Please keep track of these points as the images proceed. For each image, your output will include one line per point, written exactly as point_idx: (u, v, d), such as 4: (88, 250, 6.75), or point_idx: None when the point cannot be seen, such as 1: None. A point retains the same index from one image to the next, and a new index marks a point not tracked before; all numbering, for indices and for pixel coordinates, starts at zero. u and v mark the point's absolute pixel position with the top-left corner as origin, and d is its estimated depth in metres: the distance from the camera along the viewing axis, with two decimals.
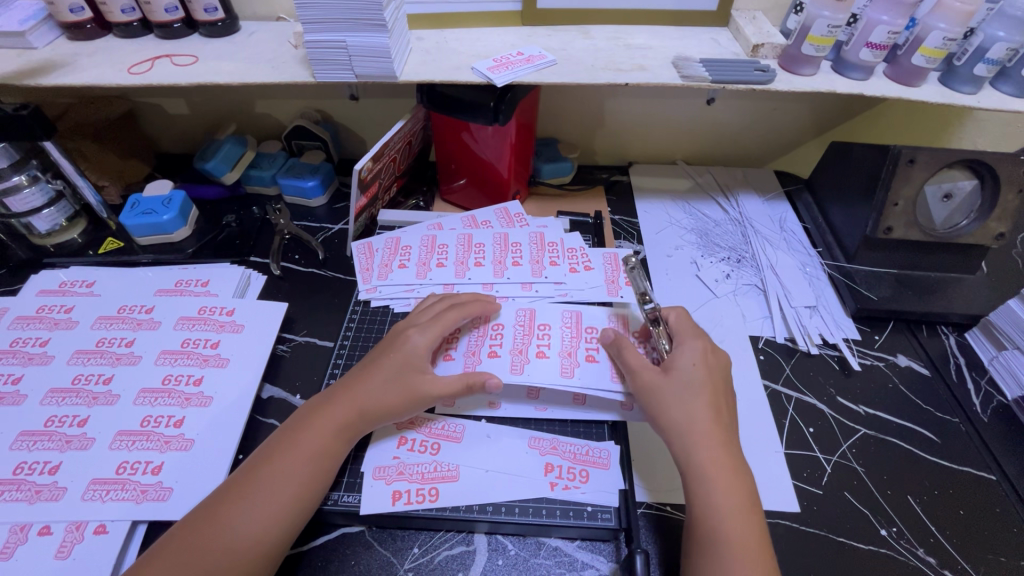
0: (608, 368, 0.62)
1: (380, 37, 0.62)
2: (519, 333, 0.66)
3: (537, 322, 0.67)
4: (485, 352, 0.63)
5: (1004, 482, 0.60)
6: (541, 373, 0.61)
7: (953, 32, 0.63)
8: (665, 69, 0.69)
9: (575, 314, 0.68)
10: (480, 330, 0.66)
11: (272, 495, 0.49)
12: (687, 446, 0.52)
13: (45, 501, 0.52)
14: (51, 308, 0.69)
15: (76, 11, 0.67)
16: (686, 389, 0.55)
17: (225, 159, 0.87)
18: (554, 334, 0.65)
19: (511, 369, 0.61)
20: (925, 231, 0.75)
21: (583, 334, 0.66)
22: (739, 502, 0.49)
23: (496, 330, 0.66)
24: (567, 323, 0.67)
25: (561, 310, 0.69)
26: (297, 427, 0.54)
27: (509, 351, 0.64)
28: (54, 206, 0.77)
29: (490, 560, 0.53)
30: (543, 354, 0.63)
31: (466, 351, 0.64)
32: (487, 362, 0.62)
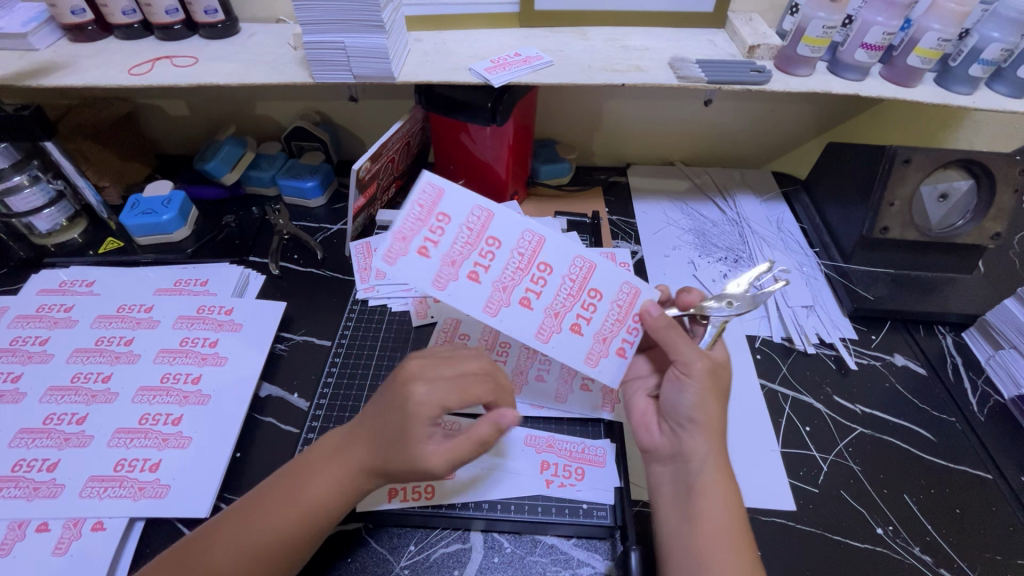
0: (587, 348, 0.55)
1: (377, 38, 0.62)
2: (514, 266, 0.52)
3: (539, 261, 0.53)
4: (470, 273, 0.51)
5: (1001, 481, 0.60)
6: (515, 321, 0.53)
7: (947, 32, 0.64)
8: (662, 70, 0.69)
9: (589, 266, 0.54)
10: (469, 236, 0.51)
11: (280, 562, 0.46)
12: (710, 440, 0.51)
13: (43, 498, 0.53)
14: (51, 306, 0.70)
15: (78, 14, 0.68)
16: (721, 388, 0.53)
17: (225, 160, 0.86)
18: (551, 284, 0.54)
19: (488, 307, 0.52)
20: (921, 231, 0.75)
21: (579, 295, 0.54)
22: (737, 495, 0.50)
23: (492, 248, 0.52)
24: (571, 276, 0.54)
25: (577, 251, 0.54)
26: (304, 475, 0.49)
27: (495, 283, 0.52)
28: (54, 206, 0.77)
29: (486, 557, 0.53)
30: (527, 304, 0.53)
31: (447, 254, 0.50)
32: (463, 286, 0.51)
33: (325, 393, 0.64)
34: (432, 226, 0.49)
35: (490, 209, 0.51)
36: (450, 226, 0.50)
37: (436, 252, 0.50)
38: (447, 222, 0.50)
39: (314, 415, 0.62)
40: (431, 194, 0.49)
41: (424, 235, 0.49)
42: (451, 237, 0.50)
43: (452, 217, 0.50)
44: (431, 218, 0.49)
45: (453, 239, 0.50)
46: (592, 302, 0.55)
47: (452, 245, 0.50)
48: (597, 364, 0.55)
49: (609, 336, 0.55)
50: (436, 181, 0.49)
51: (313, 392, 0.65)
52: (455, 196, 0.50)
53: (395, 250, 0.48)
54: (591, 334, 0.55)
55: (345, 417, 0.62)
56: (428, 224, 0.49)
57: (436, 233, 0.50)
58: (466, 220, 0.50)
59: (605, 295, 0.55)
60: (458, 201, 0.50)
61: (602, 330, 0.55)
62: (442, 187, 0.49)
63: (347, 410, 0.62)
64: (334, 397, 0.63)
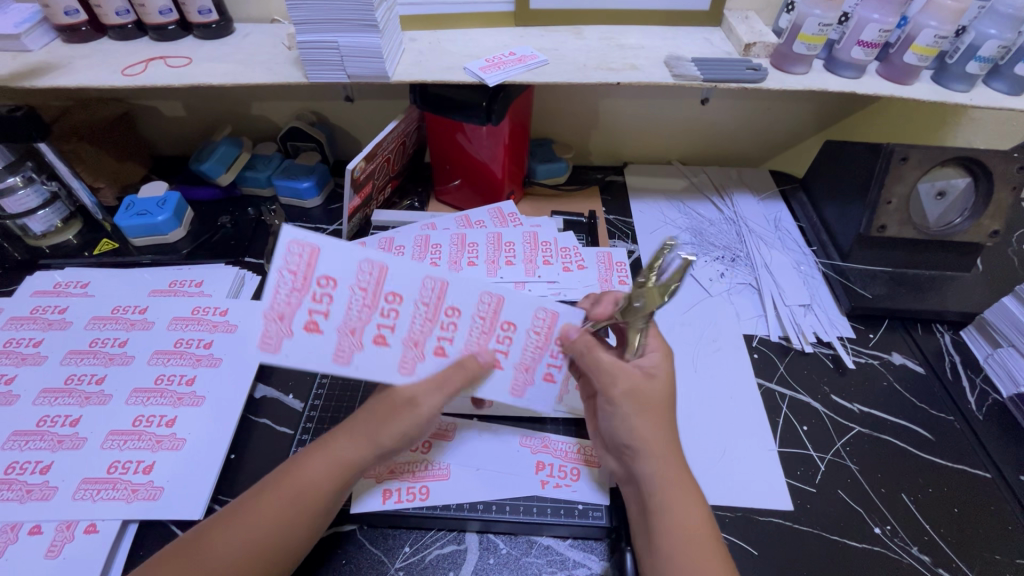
0: (511, 381, 0.55)
1: (371, 37, 0.62)
2: (420, 316, 0.50)
3: (446, 305, 0.52)
4: (370, 336, 0.48)
5: (998, 479, 0.60)
6: (431, 372, 0.51)
7: (944, 29, 0.63)
8: (657, 68, 0.69)
9: (497, 299, 0.54)
10: (362, 297, 0.48)
11: (292, 557, 0.47)
12: (654, 460, 0.50)
13: (36, 501, 0.52)
14: (45, 308, 0.69)
15: (72, 14, 0.68)
16: (652, 405, 0.52)
17: (220, 160, 0.86)
18: (462, 326, 0.53)
19: (401, 366, 0.49)
20: (919, 229, 0.75)
21: (494, 331, 0.54)
22: (695, 512, 0.48)
23: (389, 302, 0.49)
24: (481, 314, 0.53)
25: (481, 289, 0.53)
26: (295, 465, 0.50)
27: (404, 339, 0.49)
28: (49, 207, 0.77)
29: (482, 559, 0.53)
30: (441, 352, 0.52)
31: (340, 323, 0.47)
32: (368, 349, 0.48)
33: (321, 393, 0.64)
34: (314, 293, 0.46)
35: (379, 261, 0.48)
36: (335, 290, 0.46)
37: (326, 323, 0.46)
38: (331, 286, 0.46)
39: (309, 415, 0.62)
40: (305, 256, 0.45)
41: (306, 306, 0.45)
42: (341, 302, 0.47)
43: (337, 277, 0.46)
44: (313, 285, 0.45)
45: (343, 302, 0.47)
46: (507, 335, 0.55)
47: (345, 310, 0.47)
48: (524, 393, 0.56)
49: (533, 364, 0.56)
50: (305, 239, 0.44)
51: (308, 392, 0.64)
52: (335, 255, 0.46)
53: (276, 332, 0.45)
54: (511, 367, 0.55)
55: (341, 417, 0.62)
56: (309, 292, 0.45)
57: (321, 301, 0.46)
58: (355, 278, 0.47)
59: (519, 324, 0.55)
60: (340, 262, 0.46)
61: (523, 359, 0.56)
62: (315, 246, 0.45)
63: (342, 410, 0.62)
64: (329, 397, 0.63)
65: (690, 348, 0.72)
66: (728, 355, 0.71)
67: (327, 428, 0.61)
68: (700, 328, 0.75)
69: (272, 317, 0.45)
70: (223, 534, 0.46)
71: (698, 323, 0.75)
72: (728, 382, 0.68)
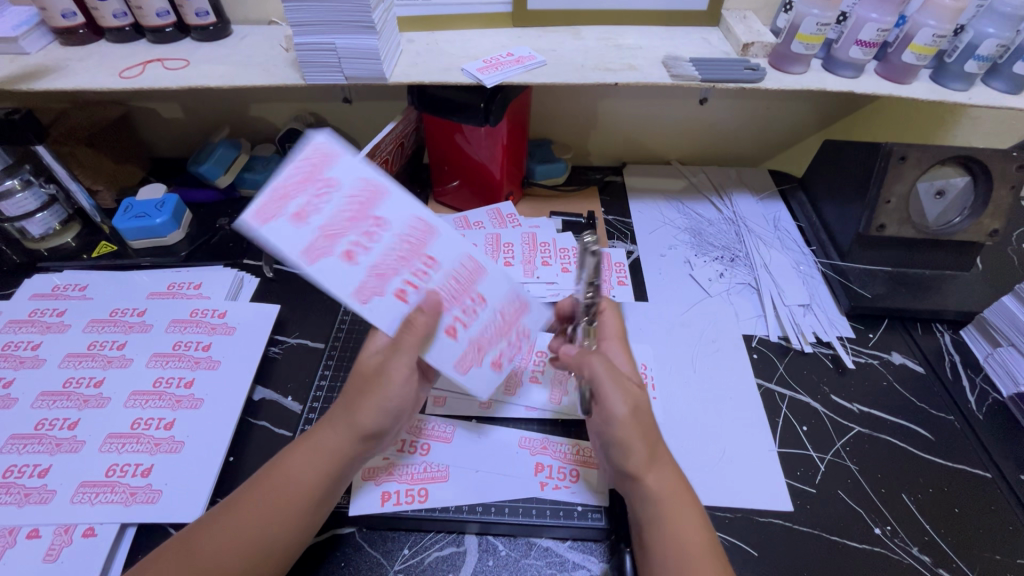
0: (461, 352, 0.53)
1: (369, 38, 0.62)
2: (395, 256, 0.51)
3: (422, 255, 0.52)
4: (345, 251, 0.48)
5: (999, 479, 0.60)
6: (384, 313, 0.50)
7: (943, 28, 0.63)
8: (655, 68, 0.69)
9: (474, 269, 0.55)
10: (352, 213, 0.49)
11: (282, 547, 0.47)
12: (654, 479, 0.49)
13: (33, 504, 0.52)
14: (43, 311, 0.69)
15: (69, 17, 0.68)
16: (648, 423, 0.51)
17: (218, 162, 0.86)
18: (433, 280, 0.53)
19: (361, 294, 0.48)
20: (918, 228, 0.75)
21: (465, 297, 0.54)
22: (697, 525, 0.47)
23: (376, 227, 0.50)
24: (454, 279, 0.54)
25: (462, 255, 0.55)
26: (283, 457, 0.50)
27: (372, 271, 0.49)
28: (47, 210, 0.77)
29: (481, 561, 0.53)
30: (402, 297, 0.51)
31: (321, 225, 0.47)
32: (336, 264, 0.48)
33: (319, 395, 0.64)
34: (312, 188, 0.47)
35: (386, 185, 0.51)
36: (330, 192, 0.48)
37: (309, 221, 0.47)
38: (329, 186, 0.48)
39: (308, 417, 0.62)
40: (322, 158, 0.48)
41: (296, 200, 0.46)
42: (331, 208, 0.48)
43: (338, 183, 0.48)
44: (318, 184, 0.47)
45: (333, 209, 0.48)
46: (475, 305, 0.55)
47: (331, 216, 0.48)
48: (468, 370, 0.53)
49: (488, 345, 0.55)
50: (329, 143, 0.48)
51: (307, 395, 0.64)
52: (347, 164, 0.49)
53: (272, 213, 0.45)
54: (467, 338, 0.54)
55: None
56: (307, 185, 0.47)
57: (314, 198, 0.47)
58: (351, 192, 0.49)
59: (489, 301, 0.56)
60: (350, 170, 0.49)
61: (479, 337, 0.55)
62: (336, 151, 0.49)
63: None
64: (328, 400, 0.63)
65: (690, 348, 0.72)
66: (727, 355, 0.71)
67: None
68: (700, 328, 0.75)
69: (272, 202, 0.45)
70: (213, 531, 0.46)
71: (697, 323, 0.75)
72: (727, 382, 0.68)
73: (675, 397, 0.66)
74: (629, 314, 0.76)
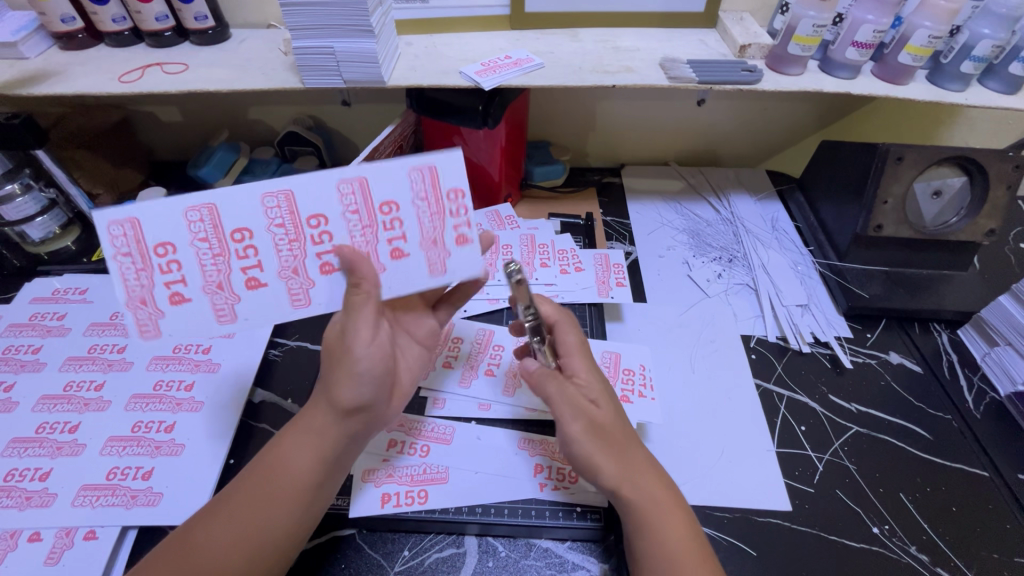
0: (420, 265, 0.53)
1: (367, 42, 0.62)
2: (282, 240, 0.50)
3: (304, 216, 0.50)
4: (242, 284, 0.50)
5: (996, 478, 0.60)
6: (326, 295, 0.52)
7: (939, 30, 0.63)
8: (652, 70, 0.69)
9: (358, 183, 0.50)
10: (211, 250, 0.49)
11: (284, 533, 0.47)
12: (630, 493, 0.49)
13: (35, 507, 0.52)
14: (44, 315, 0.70)
15: (68, 21, 0.68)
16: (610, 438, 0.50)
17: (218, 165, 0.86)
18: (335, 229, 0.50)
19: (292, 300, 0.51)
20: (915, 228, 0.75)
21: (376, 218, 0.51)
22: (683, 535, 0.47)
23: (241, 241, 0.49)
24: (351, 206, 0.50)
25: (333, 181, 0.49)
26: (278, 443, 0.50)
27: (278, 272, 0.51)
28: (46, 214, 0.76)
29: (481, 562, 0.53)
30: (329, 266, 0.51)
31: (204, 284, 0.49)
32: (248, 297, 0.50)
33: None
34: (158, 265, 0.48)
35: (208, 201, 0.48)
36: (178, 254, 0.48)
37: (190, 287, 0.49)
38: (172, 251, 0.48)
39: None
40: (129, 232, 0.47)
41: (160, 281, 0.48)
42: (193, 263, 0.49)
43: (172, 241, 0.48)
44: (128, 259, 0.47)
45: (194, 263, 0.49)
46: (391, 217, 0.51)
47: (201, 273, 0.49)
48: (444, 268, 0.53)
49: (438, 235, 0.53)
50: (118, 216, 0.46)
51: (307, 397, 0.64)
52: (150, 219, 0.47)
53: (148, 317, 0.49)
54: (416, 246, 0.52)
55: None
56: (147, 265, 0.48)
57: (170, 270, 0.48)
58: (190, 234, 0.48)
59: (399, 199, 0.51)
60: (166, 225, 0.48)
61: (425, 234, 0.53)
62: (132, 218, 0.47)
63: None
64: None
65: (688, 348, 0.72)
66: (725, 356, 0.72)
67: None
68: (698, 329, 0.75)
69: (130, 304, 0.48)
70: (212, 525, 0.46)
71: (696, 324, 0.76)
72: (725, 382, 0.69)
73: (674, 397, 0.67)
74: (628, 315, 0.76)
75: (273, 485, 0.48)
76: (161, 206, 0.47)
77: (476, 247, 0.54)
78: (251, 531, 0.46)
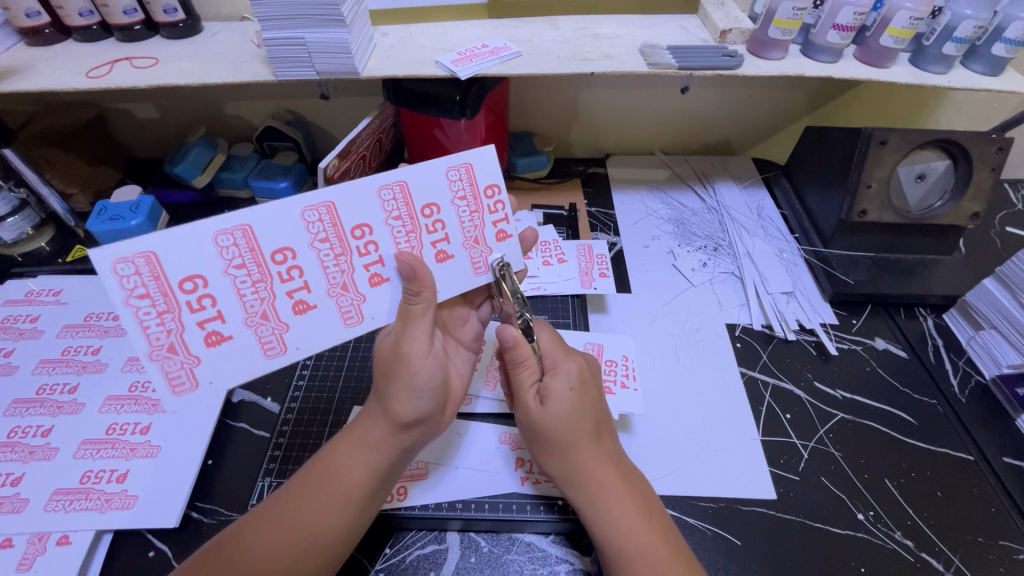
0: (467, 263, 0.54)
1: (339, 32, 0.60)
2: (327, 256, 0.49)
3: (346, 227, 0.50)
4: (288, 310, 0.49)
5: (982, 462, 0.60)
6: (379, 307, 0.52)
7: (920, 10, 0.63)
8: (632, 57, 0.68)
9: (399, 187, 0.50)
10: (249, 277, 0.47)
11: (336, 539, 0.46)
12: (570, 489, 0.50)
13: (6, 513, 0.51)
14: (16, 317, 0.68)
15: (33, 17, 0.66)
16: (559, 436, 0.49)
17: (194, 162, 0.85)
18: (381, 238, 0.51)
19: (343, 318, 0.51)
20: (899, 213, 0.74)
21: (416, 223, 0.51)
22: (638, 530, 0.47)
23: (283, 261, 0.48)
24: (390, 211, 0.51)
25: (377, 188, 0.50)
26: (331, 450, 0.50)
27: (325, 291, 0.50)
28: (18, 214, 0.75)
29: (463, 557, 0.52)
30: (379, 277, 0.51)
31: (244, 317, 0.48)
32: (296, 323, 0.50)
33: (297, 395, 0.63)
34: (187, 302, 0.46)
35: (240, 224, 0.46)
36: (210, 287, 0.46)
37: (230, 322, 0.48)
38: (203, 285, 0.46)
39: (285, 418, 0.61)
40: (144, 269, 0.44)
41: (194, 320, 0.47)
42: (229, 295, 0.47)
43: (202, 275, 0.46)
44: (143, 302, 0.45)
45: (231, 294, 0.47)
46: (433, 218, 0.52)
47: (239, 305, 0.48)
48: (487, 269, 0.55)
49: (480, 235, 0.54)
50: (130, 253, 0.43)
51: (285, 396, 0.63)
52: (175, 253, 0.45)
53: (179, 367, 0.47)
54: (459, 246, 0.53)
55: (317, 421, 0.61)
56: (176, 304, 0.46)
57: (203, 306, 0.47)
58: (223, 262, 0.46)
59: (439, 201, 0.52)
60: (194, 256, 0.46)
61: (467, 235, 0.54)
62: (146, 253, 0.44)
63: (319, 412, 0.61)
64: (306, 401, 0.62)
65: (673, 339, 0.72)
66: (709, 345, 0.71)
67: (303, 432, 0.59)
68: (683, 319, 0.74)
69: (157, 354, 0.46)
70: (260, 530, 0.46)
71: (682, 314, 0.75)
72: (710, 372, 0.68)
73: (658, 388, 0.66)
74: (612, 307, 0.75)
75: (326, 489, 0.48)
76: (185, 235, 0.45)
77: (516, 241, 0.56)
78: (304, 534, 0.45)
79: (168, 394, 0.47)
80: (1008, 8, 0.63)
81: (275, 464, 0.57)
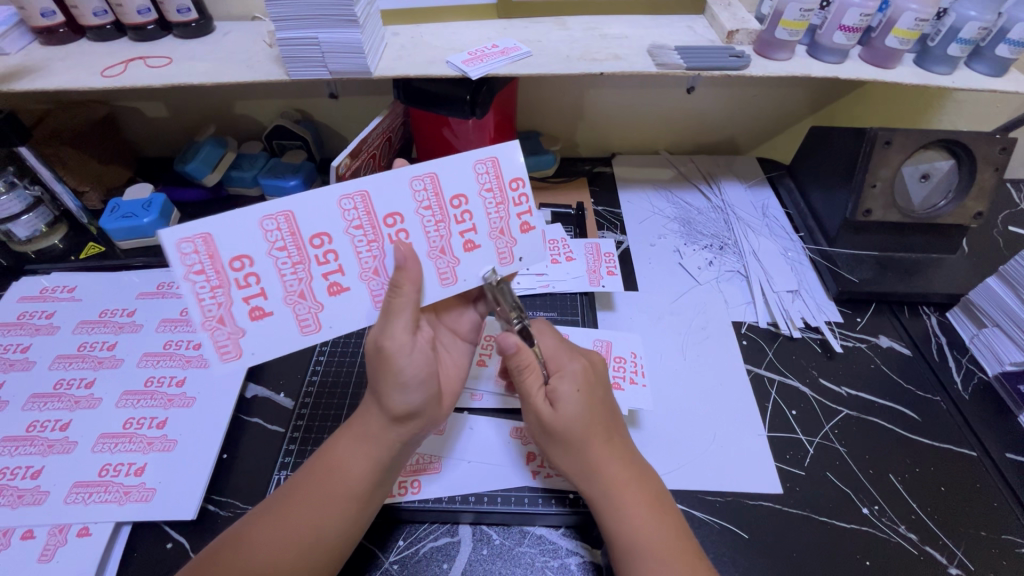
0: (494, 252, 0.54)
1: (352, 32, 0.61)
2: (360, 242, 0.50)
3: (379, 215, 0.51)
4: (324, 290, 0.50)
5: (985, 458, 0.61)
6: None
7: (925, 11, 0.63)
8: (640, 57, 0.69)
9: (430, 178, 0.51)
10: (290, 258, 0.49)
11: (338, 535, 0.47)
12: (585, 485, 0.51)
13: (28, 505, 0.52)
14: (32, 313, 0.69)
15: (48, 16, 0.67)
16: (568, 437, 0.50)
17: (206, 160, 0.86)
18: (411, 227, 0.51)
19: (375, 302, 0.51)
20: (903, 212, 0.75)
21: (445, 213, 0.52)
22: (652, 525, 0.48)
23: (321, 245, 0.49)
24: (422, 201, 0.51)
25: (409, 179, 0.51)
26: (331, 445, 0.51)
27: (358, 275, 0.51)
28: (32, 212, 0.76)
29: (475, 550, 0.53)
30: None
31: (285, 295, 0.49)
32: (331, 303, 0.50)
33: (311, 390, 0.64)
34: (235, 280, 0.48)
35: (285, 209, 0.48)
36: (256, 266, 0.48)
37: (271, 299, 0.49)
38: (250, 263, 0.48)
39: (300, 413, 0.62)
40: (200, 248, 0.46)
41: (240, 296, 0.48)
42: (272, 273, 0.49)
43: (249, 254, 0.48)
44: (200, 278, 0.47)
45: (274, 273, 0.49)
46: (462, 209, 0.53)
47: (280, 283, 0.49)
48: (512, 258, 0.55)
49: (505, 226, 0.54)
50: (188, 233, 0.46)
51: (299, 390, 0.64)
52: (227, 232, 0.47)
53: (227, 337, 0.48)
54: (485, 237, 0.54)
55: (331, 416, 0.61)
56: (226, 281, 0.48)
57: (249, 284, 0.48)
58: (267, 243, 0.48)
59: (468, 192, 0.53)
60: (241, 237, 0.47)
61: (493, 225, 0.54)
62: (203, 233, 0.46)
63: (334, 406, 0.62)
64: (320, 395, 0.63)
65: (680, 336, 0.73)
66: (715, 342, 0.72)
67: (319, 425, 0.61)
68: (690, 317, 0.75)
69: (207, 325, 0.48)
70: (265, 527, 0.46)
71: (688, 312, 0.76)
72: (716, 368, 0.69)
73: (665, 385, 0.67)
74: (619, 304, 0.76)
75: (329, 485, 0.49)
76: (234, 216, 0.47)
77: (540, 233, 0.55)
78: (308, 532, 0.46)
79: (216, 361, 0.48)
80: (1012, 10, 0.64)
81: (291, 458, 0.58)
